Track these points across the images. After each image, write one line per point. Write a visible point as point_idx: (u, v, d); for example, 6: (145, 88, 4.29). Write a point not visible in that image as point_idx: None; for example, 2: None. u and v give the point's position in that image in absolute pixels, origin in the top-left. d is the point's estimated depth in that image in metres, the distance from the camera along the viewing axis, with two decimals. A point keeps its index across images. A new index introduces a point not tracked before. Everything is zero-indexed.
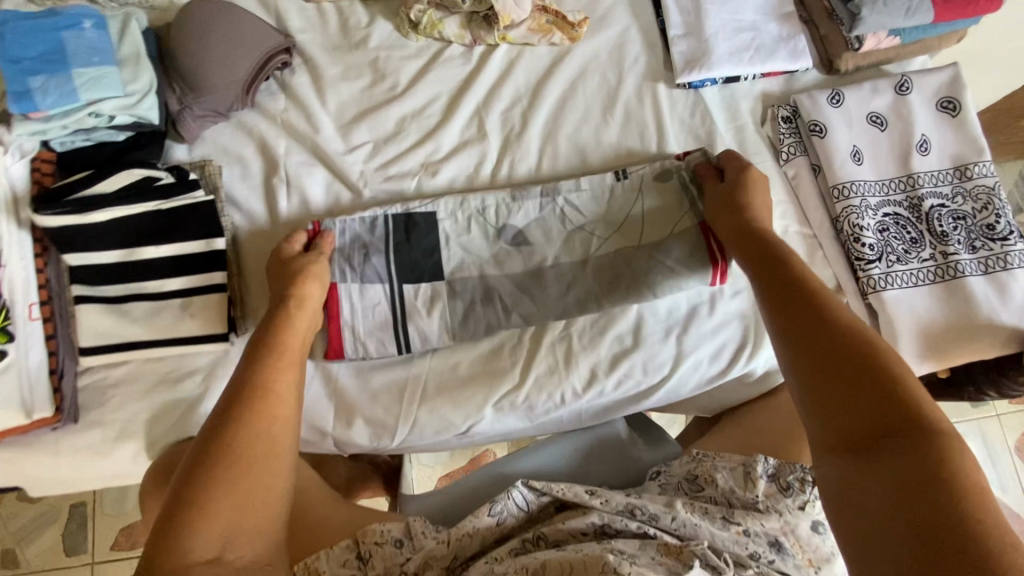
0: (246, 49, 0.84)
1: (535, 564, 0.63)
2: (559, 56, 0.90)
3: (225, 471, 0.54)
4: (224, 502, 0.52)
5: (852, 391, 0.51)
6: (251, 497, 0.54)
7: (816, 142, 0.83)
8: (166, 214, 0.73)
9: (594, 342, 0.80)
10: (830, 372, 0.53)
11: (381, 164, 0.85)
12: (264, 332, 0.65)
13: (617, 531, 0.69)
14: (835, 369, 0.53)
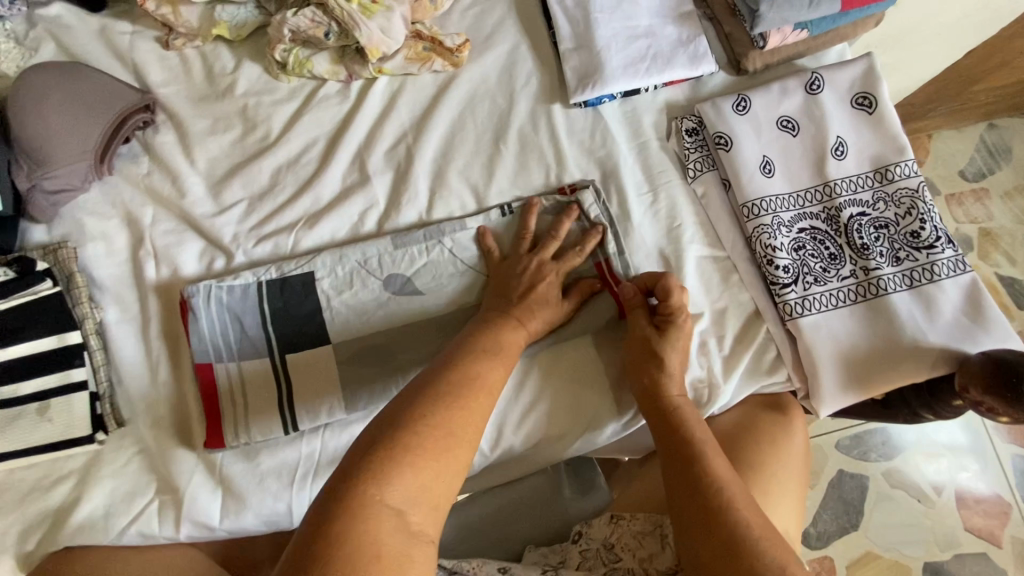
0: (96, 113, 0.77)
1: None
2: (443, 84, 0.83)
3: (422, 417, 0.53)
4: (411, 472, 0.49)
5: (693, 498, 0.59)
6: (428, 461, 0.51)
7: (722, 156, 0.76)
8: (8, 312, 0.68)
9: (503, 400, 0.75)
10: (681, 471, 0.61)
11: (255, 223, 0.79)
12: (517, 302, 0.70)
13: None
14: (685, 473, 0.61)
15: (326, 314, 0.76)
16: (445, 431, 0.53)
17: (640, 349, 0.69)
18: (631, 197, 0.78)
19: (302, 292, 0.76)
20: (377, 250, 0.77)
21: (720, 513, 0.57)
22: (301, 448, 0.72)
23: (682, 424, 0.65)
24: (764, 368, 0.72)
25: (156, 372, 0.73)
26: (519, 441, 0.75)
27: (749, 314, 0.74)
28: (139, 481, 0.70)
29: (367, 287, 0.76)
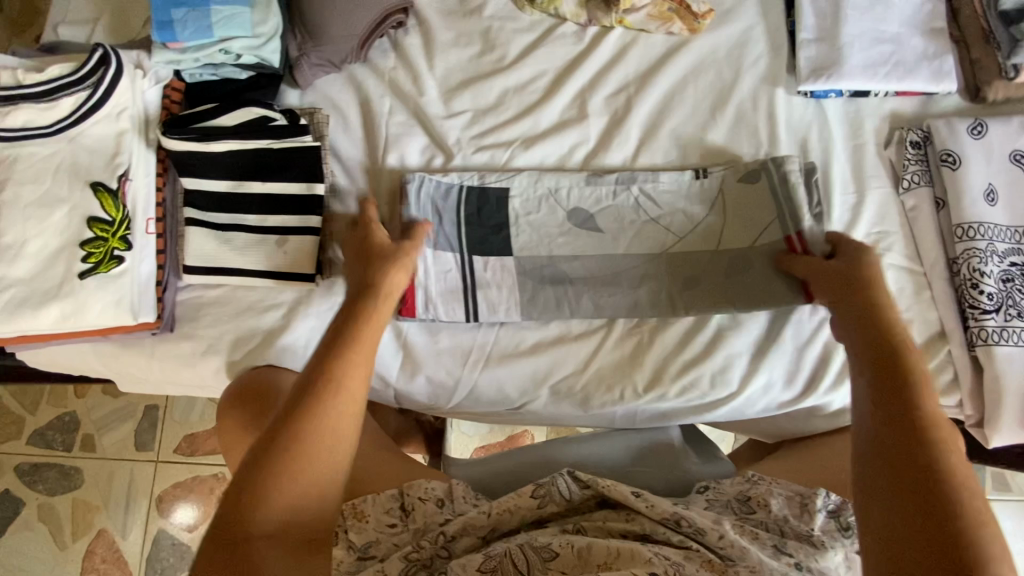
0: (368, 7, 0.84)
1: (583, 545, 0.63)
2: (675, 47, 0.86)
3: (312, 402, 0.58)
4: None
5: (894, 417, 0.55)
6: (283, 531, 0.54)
7: (945, 175, 0.76)
8: (277, 151, 0.77)
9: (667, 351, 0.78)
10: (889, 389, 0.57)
11: (477, 134, 0.86)
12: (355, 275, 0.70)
13: (656, 539, 0.67)
14: (894, 387, 0.57)
15: (514, 230, 0.81)
16: (274, 474, 0.55)
17: (841, 278, 0.67)
18: (837, 195, 0.79)
19: (499, 204, 0.82)
20: (571, 185, 0.82)
21: (919, 437, 0.53)
22: (477, 336, 0.80)
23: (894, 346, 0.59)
24: (937, 388, 0.73)
25: None
26: (665, 391, 0.78)
27: (934, 334, 0.74)
28: None
29: (556, 215, 0.81)
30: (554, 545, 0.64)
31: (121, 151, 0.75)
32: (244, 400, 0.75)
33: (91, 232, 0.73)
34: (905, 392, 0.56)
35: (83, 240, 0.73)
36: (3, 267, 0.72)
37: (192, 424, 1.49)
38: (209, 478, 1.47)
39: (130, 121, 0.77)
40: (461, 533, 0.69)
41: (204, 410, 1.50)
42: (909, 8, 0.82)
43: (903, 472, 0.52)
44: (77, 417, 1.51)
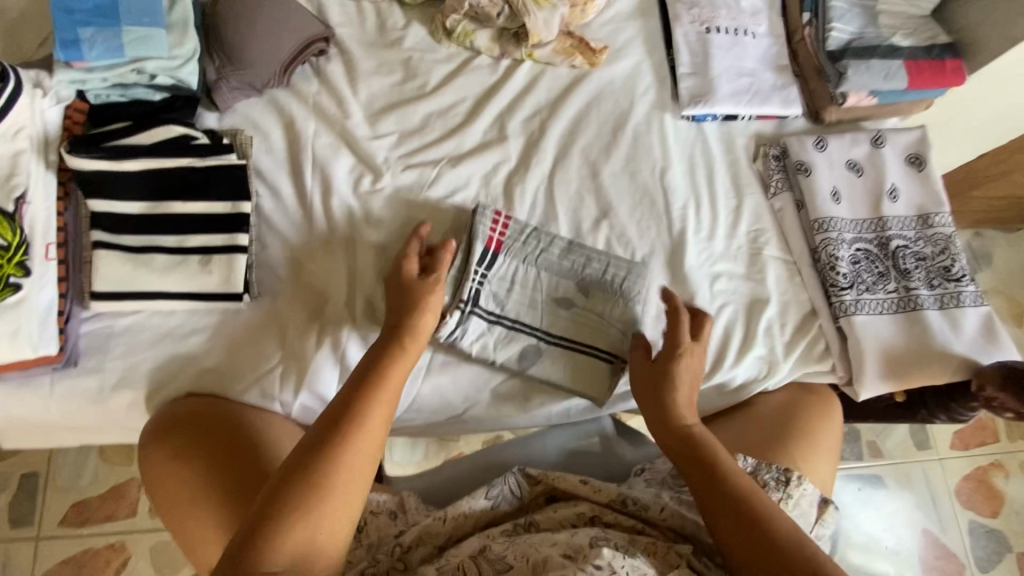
0: (288, 35, 0.88)
1: (539, 557, 0.62)
2: (578, 77, 0.97)
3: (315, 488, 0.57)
4: None
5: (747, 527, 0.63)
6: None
7: (801, 180, 0.92)
8: (199, 171, 0.76)
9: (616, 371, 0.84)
10: (697, 469, 0.68)
11: (404, 154, 0.90)
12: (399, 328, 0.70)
13: (606, 522, 0.71)
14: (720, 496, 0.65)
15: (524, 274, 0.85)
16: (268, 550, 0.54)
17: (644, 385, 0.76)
18: (721, 201, 0.93)
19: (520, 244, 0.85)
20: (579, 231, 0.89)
21: (739, 501, 0.65)
22: None
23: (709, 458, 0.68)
24: (815, 356, 0.87)
25: (303, 259, 0.83)
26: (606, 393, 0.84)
27: (807, 311, 0.89)
28: (272, 342, 0.78)
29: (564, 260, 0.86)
30: (509, 557, 0.64)
31: (17, 172, 0.70)
32: (172, 434, 0.70)
33: None
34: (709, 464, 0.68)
35: None
36: None
37: (81, 489, 1.31)
38: (103, 550, 1.28)
39: (29, 141, 0.72)
40: (416, 543, 0.69)
41: (95, 473, 1.32)
42: (760, 50, 1.00)
43: (736, 536, 0.63)
44: None
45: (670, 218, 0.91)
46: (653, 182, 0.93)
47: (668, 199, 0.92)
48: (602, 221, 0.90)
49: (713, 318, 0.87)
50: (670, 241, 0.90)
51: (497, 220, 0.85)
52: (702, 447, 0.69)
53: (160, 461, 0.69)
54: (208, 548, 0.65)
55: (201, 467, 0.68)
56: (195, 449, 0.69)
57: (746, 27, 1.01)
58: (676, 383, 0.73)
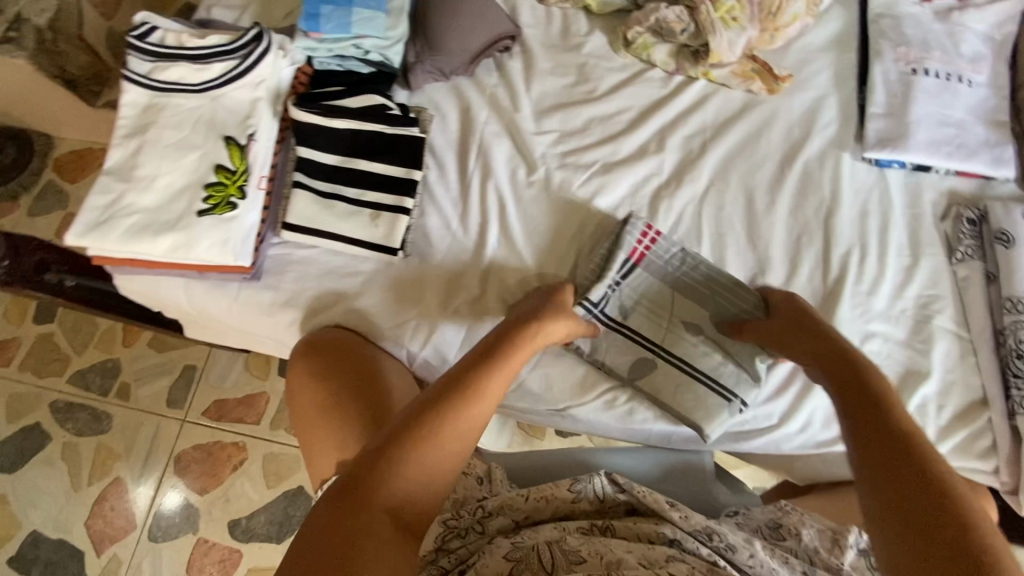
0: (482, 31, 0.96)
1: (612, 558, 0.62)
2: (753, 102, 0.94)
3: (442, 425, 0.60)
4: None
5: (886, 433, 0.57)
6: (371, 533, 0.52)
7: (999, 252, 0.81)
8: (387, 137, 0.86)
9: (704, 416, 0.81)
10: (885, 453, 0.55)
11: (562, 152, 0.94)
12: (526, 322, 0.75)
13: (686, 549, 0.66)
14: (858, 397, 0.63)
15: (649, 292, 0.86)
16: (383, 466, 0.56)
17: (798, 328, 0.76)
18: (892, 256, 0.84)
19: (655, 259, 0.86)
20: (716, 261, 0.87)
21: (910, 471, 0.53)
22: None
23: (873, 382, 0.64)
24: (973, 451, 0.76)
25: (453, 231, 0.90)
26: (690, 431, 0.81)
27: (975, 399, 0.77)
28: (412, 299, 0.87)
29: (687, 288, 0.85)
30: (584, 551, 0.64)
31: (253, 115, 0.85)
32: (318, 355, 0.80)
33: (215, 178, 0.82)
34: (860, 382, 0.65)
35: (207, 183, 0.81)
36: (136, 195, 0.81)
37: (225, 389, 1.54)
38: (229, 446, 1.50)
39: (266, 91, 0.87)
40: (497, 511, 0.72)
41: (239, 378, 1.54)
42: (974, 100, 0.90)
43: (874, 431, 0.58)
44: (119, 366, 1.56)
45: (827, 264, 0.85)
46: (814, 223, 0.87)
47: (827, 243, 0.86)
48: (749, 252, 0.87)
49: None
50: (820, 287, 0.84)
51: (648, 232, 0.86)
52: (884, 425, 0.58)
53: (305, 375, 0.79)
54: (319, 460, 0.73)
55: (328, 385, 0.77)
56: (336, 370, 0.78)
57: (962, 73, 0.91)
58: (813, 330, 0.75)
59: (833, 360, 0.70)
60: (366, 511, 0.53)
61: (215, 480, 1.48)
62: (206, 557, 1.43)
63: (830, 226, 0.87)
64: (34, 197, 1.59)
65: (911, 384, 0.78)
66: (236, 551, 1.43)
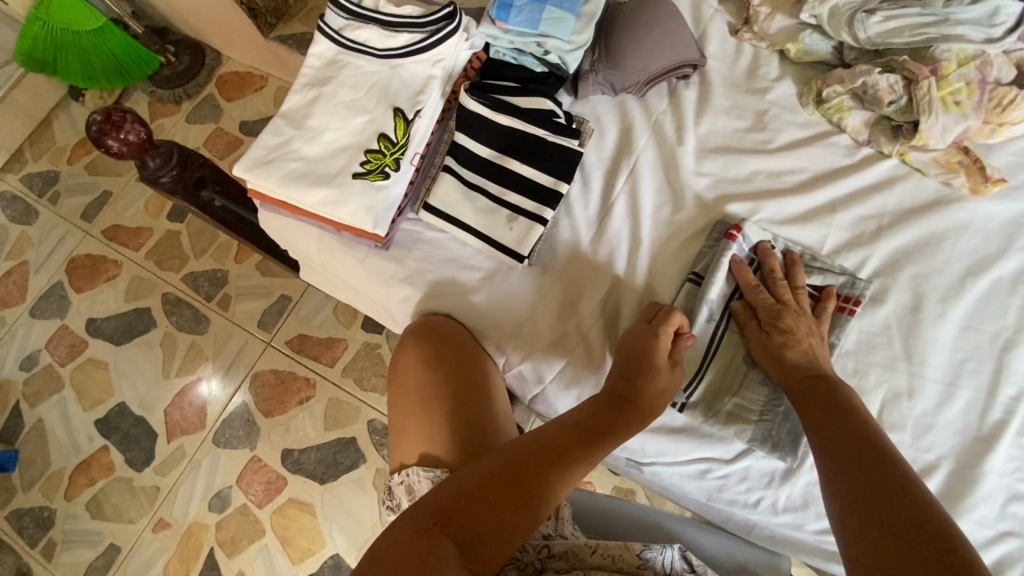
0: (667, 54, 0.92)
1: None
2: (948, 198, 0.84)
3: (539, 481, 0.65)
4: None
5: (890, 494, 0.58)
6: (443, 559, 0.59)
7: None
8: (545, 143, 0.84)
9: (753, 473, 0.78)
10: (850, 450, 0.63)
11: (716, 199, 0.88)
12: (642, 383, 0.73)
13: None
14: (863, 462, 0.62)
15: None
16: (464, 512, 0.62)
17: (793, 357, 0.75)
18: None
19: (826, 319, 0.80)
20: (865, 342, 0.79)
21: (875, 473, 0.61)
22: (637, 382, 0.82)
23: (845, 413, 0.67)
24: None
25: (583, 250, 0.88)
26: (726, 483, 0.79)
27: None
28: (525, 309, 0.86)
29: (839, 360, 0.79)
30: None
31: (424, 92, 0.86)
32: (429, 343, 0.81)
33: (376, 145, 0.84)
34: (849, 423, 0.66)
35: (368, 148, 0.84)
36: (301, 143, 0.85)
37: (311, 327, 1.62)
38: (301, 380, 1.58)
39: (441, 71, 0.88)
40: (562, 555, 0.69)
41: (325, 320, 1.62)
42: None
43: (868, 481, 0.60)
44: (225, 278, 1.68)
45: (989, 402, 0.75)
46: (987, 352, 0.77)
47: (997, 378, 0.75)
48: (900, 362, 0.78)
49: (988, 540, 0.71)
50: (975, 426, 0.74)
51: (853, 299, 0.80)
52: (850, 414, 0.67)
53: (413, 360, 0.81)
54: (408, 446, 0.77)
55: (433, 380, 0.79)
56: (449, 365, 0.80)
57: None
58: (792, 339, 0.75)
59: (812, 385, 0.71)
60: (444, 547, 0.60)
61: (281, 407, 1.57)
62: (255, 475, 1.53)
63: (1005, 360, 0.76)
64: (195, 106, 1.72)
65: None
66: (282, 478, 1.52)
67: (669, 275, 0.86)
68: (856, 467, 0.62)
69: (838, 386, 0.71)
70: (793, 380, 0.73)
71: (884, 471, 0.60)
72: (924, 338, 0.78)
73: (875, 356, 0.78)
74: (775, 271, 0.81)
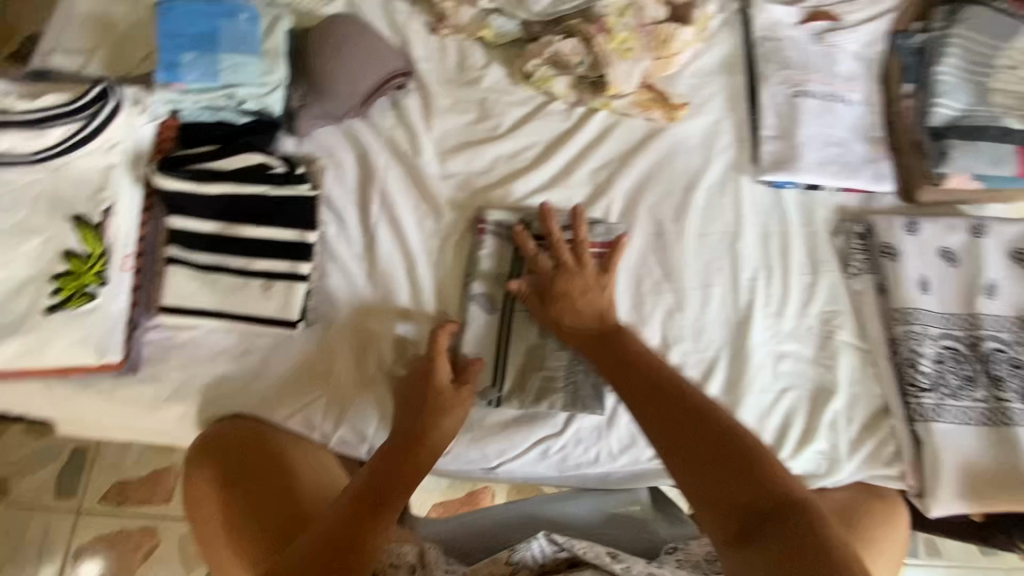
0: (373, 68, 0.89)
1: None
2: (654, 132, 0.94)
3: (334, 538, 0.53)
4: None
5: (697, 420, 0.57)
6: None
7: (886, 265, 0.86)
8: (271, 199, 0.78)
9: (584, 433, 0.82)
10: (659, 402, 0.60)
11: (468, 196, 0.90)
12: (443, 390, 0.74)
13: None
14: (664, 395, 0.61)
15: None
16: None
17: (578, 314, 0.76)
18: (794, 277, 0.88)
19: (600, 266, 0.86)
20: (632, 279, 0.87)
21: (694, 414, 0.58)
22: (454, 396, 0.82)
23: (631, 356, 0.68)
24: (882, 459, 0.80)
25: (359, 289, 0.83)
26: (566, 451, 0.82)
27: (877, 409, 0.82)
28: (319, 374, 0.80)
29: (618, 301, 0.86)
30: None
31: (107, 186, 0.75)
32: (219, 460, 0.72)
33: (66, 266, 0.72)
34: (639, 367, 0.66)
35: (56, 273, 0.72)
36: None
37: None
38: None
39: (121, 156, 0.76)
40: None
41: None
42: (852, 118, 0.95)
43: (675, 411, 0.59)
44: None
45: (737, 291, 0.87)
46: (722, 250, 0.89)
47: (735, 268, 0.88)
48: (664, 284, 0.87)
49: (773, 402, 0.81)
50: (733, 315, 0.85)
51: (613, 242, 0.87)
52: (632, 357, 0.68)
53: (206, 486, 0.70)
54: None
55: (234, 495, 0.69)
56: (246, 471, 0.71)
57: (840, 93, 0.96)
58: (575, 297, 0.76)
59: (597, 341, 0.73)
60: None
61: None
62: None
63: (737, 252, 0.88)
64: None
65: (825, 413, 0.81)
66: None
67: (450, 282, 0.86)
68: (657, 401, 0.60)
69: (625, 335, 0.72)
70: (580, 339, 0.75)
71: (679, 394, 0.60)
72: (673, 257, 0.88)
73: (644, 286, 0.86)
74: (555, 232, 0.80)
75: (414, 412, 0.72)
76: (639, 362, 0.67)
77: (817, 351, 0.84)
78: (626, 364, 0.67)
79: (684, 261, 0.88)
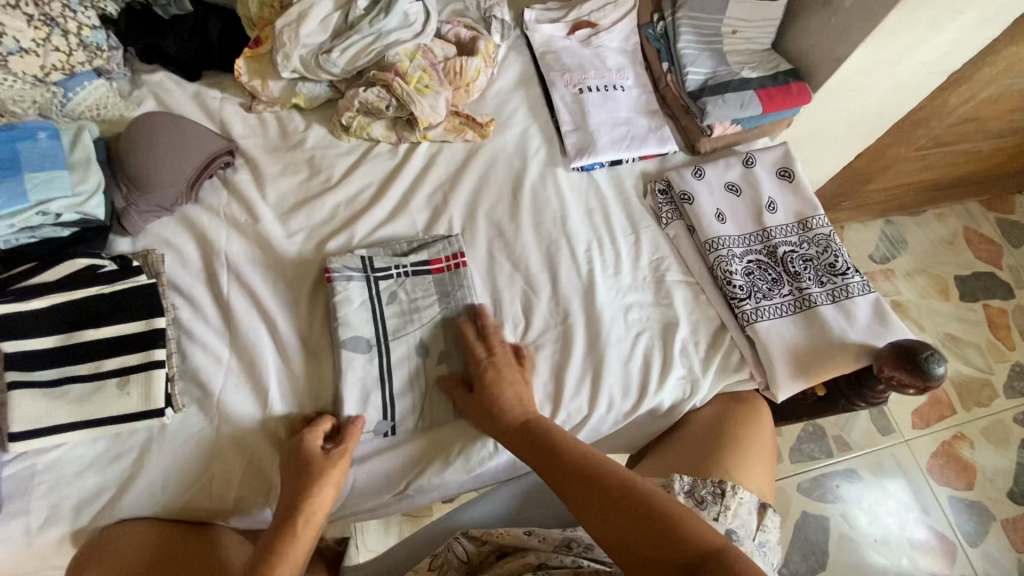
0: (192, 154, 0.93)
1: None
2: (473, 149, 1.06)
3: None
4: None
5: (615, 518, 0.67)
6: None
7: (687, 208, 0.99)
8: (106, 298, 0.79)
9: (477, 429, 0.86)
10: (594, 511, 0.69)
11: (316, 245, 0.94)
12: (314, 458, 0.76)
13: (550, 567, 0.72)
14: (584, 482, 0.71)
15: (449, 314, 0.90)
16: None
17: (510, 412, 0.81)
18: (620, 238, 1.00)
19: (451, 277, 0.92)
20: (485, 277, 0.95)
21: (614, 497, 0.68)
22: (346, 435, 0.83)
23: (549, 440, 0.76)
24: (731, 366, 0.91)
25: (225, 360, 0.85)
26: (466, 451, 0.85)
27: (717, 327, 0.94)
28: (201, 453, 0.79)
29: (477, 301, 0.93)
30: None
31: None
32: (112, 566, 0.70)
33: None
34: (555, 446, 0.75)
35: None
36: None
37: None
38: None
39: None
40: None
41: None
42: (630, 101, 1.12)
43: (597, 498, 0.69)
44: None
45: (577, 263, 0.97)
46: (556, 232, 0.99)
47: (571, 244, 0.98)
48: (514, 275, 0.95)
49: (631, 347, 0.91)
50: (579, 285, 0.95)
51: (457, 253, 0.94)
52: (553, 439, 0.76)
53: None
54: None
55: None
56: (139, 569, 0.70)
57: (615, 83, 1.13)
58: (501, 396, 0.81)
59: (525, 429, 0.78)
60: None
61: None
62: None
63: (569, 230, 0.99)
64: None
65: (676, 342, 0.92)
66: None
67: (316, 329, 0.88)
68: (584, 494, 0.70)
69: (545, 423, 0.79)
70: (507, 436, 0.79)
71: (599, 493, 0.69)
72: (516, 249, 0.97)
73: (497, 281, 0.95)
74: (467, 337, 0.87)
75: (293, 479, 0.75)
76: (552, 445, 0.76)
77: (656, 294, 0.96)
78: (551, 461, 0.74)
79: (526, 250, 0.97)
